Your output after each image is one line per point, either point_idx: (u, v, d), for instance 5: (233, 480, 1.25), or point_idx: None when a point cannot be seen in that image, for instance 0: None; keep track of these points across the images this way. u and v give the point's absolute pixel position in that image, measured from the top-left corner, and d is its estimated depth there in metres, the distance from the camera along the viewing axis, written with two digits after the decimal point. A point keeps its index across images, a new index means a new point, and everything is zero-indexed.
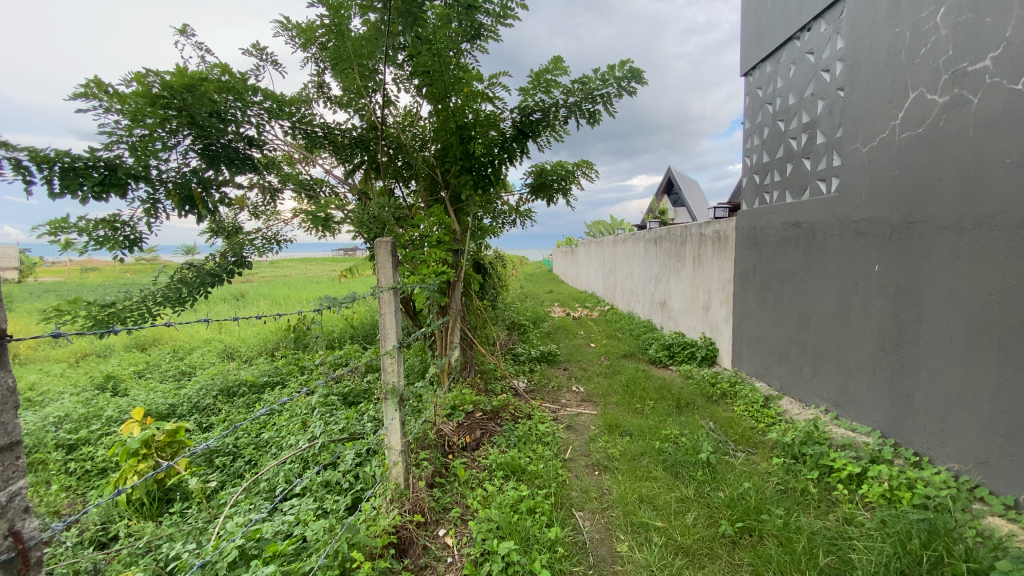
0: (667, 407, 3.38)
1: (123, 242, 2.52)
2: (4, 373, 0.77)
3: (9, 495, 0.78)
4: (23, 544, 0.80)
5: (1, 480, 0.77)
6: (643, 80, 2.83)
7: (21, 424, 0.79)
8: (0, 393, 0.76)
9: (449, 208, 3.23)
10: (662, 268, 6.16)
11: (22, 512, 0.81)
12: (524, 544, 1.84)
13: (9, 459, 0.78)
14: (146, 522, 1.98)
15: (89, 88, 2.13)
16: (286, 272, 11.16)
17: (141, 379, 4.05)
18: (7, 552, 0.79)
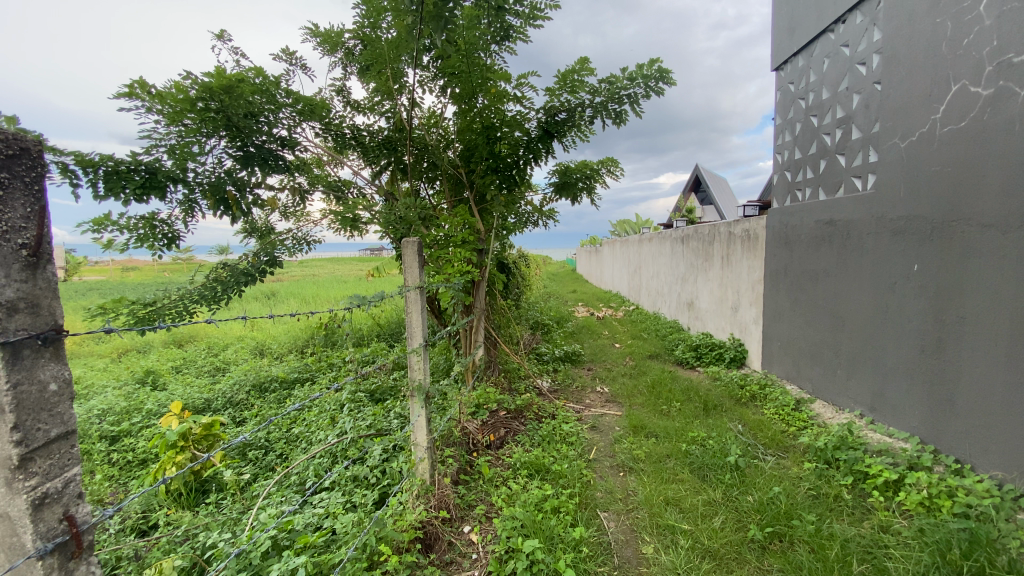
0: (693, 409, 3.32)
1: (162, 240, 2.63)
2: (60, 366, 0.81)
3: (66, 481, 0.82)
4: (77, 527, 0.84)
5: (57, 467, 0.81)
6: (672, 80, 2.78)
7: (77, 414, 0.83)
8: (57, 386, 0.80)
9: (473, 208, 3.27)
10: (689, 268, 6.05)
11: (77, 498, 0.84)
12: (548, 542, 1.84)
13: (67, 448, 0.82)
14: (183, 512, 2.06)
15: (134, 89, 2.21)
16: (315, 272, 11.45)
17: (179, 373, 4.21)
18: (63, 535, 0.82)
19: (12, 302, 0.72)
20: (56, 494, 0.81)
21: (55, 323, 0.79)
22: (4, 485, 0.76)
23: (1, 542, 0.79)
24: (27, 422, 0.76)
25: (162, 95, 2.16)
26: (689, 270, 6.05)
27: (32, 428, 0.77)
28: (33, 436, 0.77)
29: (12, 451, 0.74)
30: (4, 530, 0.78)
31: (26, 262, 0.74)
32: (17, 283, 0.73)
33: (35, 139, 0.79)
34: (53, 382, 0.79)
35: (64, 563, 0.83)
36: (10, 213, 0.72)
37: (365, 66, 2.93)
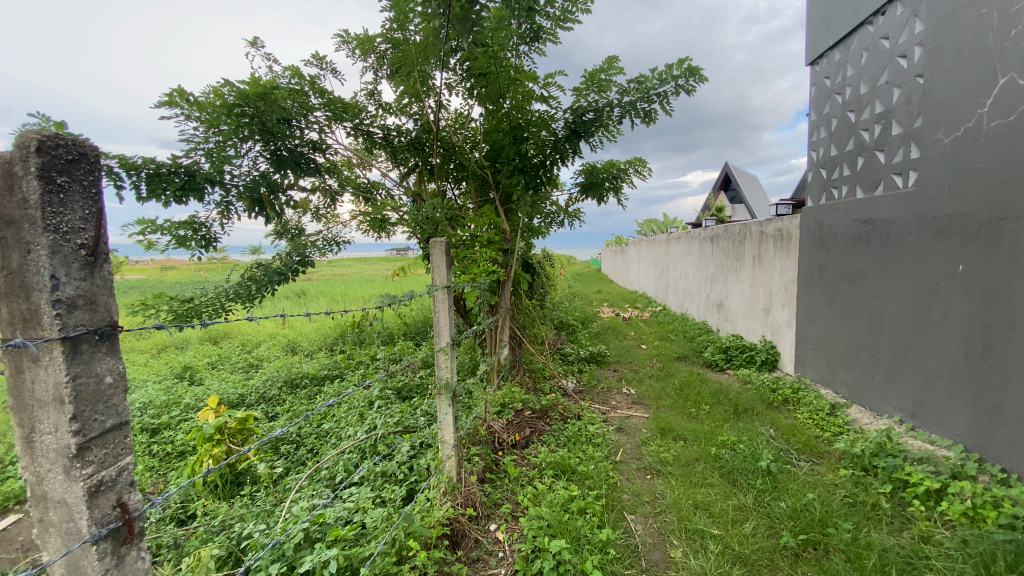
0: (723, 412, 3.26)
1: (200, 241, 2.73)
2: (116, 360, 0.85)
3: (119, 469, 0.86)
4: (129, 514, 0.87)
5: (111, 456, 0.85)
6: (702, 78, 2.72)
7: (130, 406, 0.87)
8: (113, 379, 0.84)
9: (499, 208, 3.28)
10: (719, 268, 5.92)
11: (128, 486, 0.88)
12: (575, 543, 1.84)
13: (121, 438, 0.86)
14: (219, 503, 2.13)
15: (173, 97, 2.30)
16: (344, 271, 11.70)
17: (215, 369, 4.36)
18: (116, 521, 0.86)
19: (72, 299, 0.77)
20: (110, 482, 0.85)
21: (111, 319, 0.83)
22: (63, 472, 0.80)
23: (58, 527, 0.83)
24: (85, 413, 0.80)
25: (201, 102, 2.24)
26: (719, 270, 5.92)
27: (90, 419, 0.81)
28: (90, 427, 0.81)
29: (71, 441, 0.79)
30: (62, 516, 0.82)
31: (87, 260, 0.79)
32: (77, 281, 0.78)
33: (94, 144, 0.83)
34: (109, 374, 0.83)
35: (117, 548, 0.86)
36: (71, 215, 0.75)
37: (394, 70, 2.98)
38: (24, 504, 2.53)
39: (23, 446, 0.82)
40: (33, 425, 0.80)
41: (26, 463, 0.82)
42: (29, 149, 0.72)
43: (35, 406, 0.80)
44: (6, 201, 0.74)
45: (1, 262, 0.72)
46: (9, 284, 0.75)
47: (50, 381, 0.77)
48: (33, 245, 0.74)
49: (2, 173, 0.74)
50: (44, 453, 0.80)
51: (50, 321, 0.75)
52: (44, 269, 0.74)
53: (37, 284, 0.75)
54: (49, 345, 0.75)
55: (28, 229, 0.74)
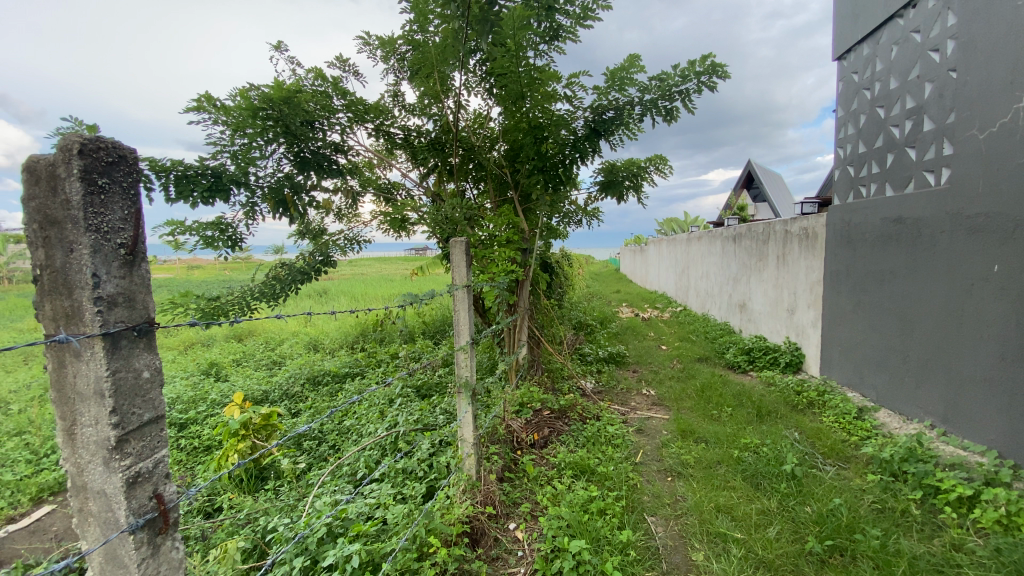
0: (746, 414, 3.20)
1: (227, 241, 2.80)
2: (153, 355, 0.88)
3: (156, 461, 0.89)
4: (165, 505, 0.90)
5: (149, 448, 0.87)
6: (726, 74, 2.68)
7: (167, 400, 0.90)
8: (149, 374, 0.87)
9: (518, 208, 3.28)
10: (742, 268, 5.82)
11: (164, 478, 0.91)
12: (595, 544, 1.83)
13: (157, 432, 0.89)
14: (244, 497, 2.18)
15: (201, 102, 2.36)
16: (364, 271, 11.87)
17: (239, 366, 4.47)
18: (153, 511, 0.89)
19: (112, 296, 0.79)
20: (147, 473, 0.88)
21: (148, 316, 0.85)
22: (103, 463, 0.83)
23: (97, 517, 0.86)
24: (124, 406, 0.83)
25: (227, 105, 2.29)
26: (742, 270, 5.82)
27: (128, 413, 0.83)
28: (128, 420, 0.84)
29: (111, 433, 0.81)
30: (101, 506, 0.85)
31: (126, 259, 0.81)
32: (117, 279, 0.80)
33: (131, 147, 0.85)
34: (147, 369, 0.86)
35: (153, 537, 0.89)
36: (110, 216, 0.78)
37: (415, 71, 3.00)
38: (60, 495, 2.63)
39: (64, 439, 0.85)
40: (73, 418, 0.83)
41: (67, 455, 0.85)
42: (72, 152, 0.75)
43: (76, 399, 0.82)
44: (50, 203, 0.77)
45: (47, 261, 0.75)
46: (54, 282, 0.78)
47: (91, 375, 0.80)
48: (75, 245, 0.77)
49: (47, 176, 0.76)
50: (85, 445, 0.83)
51: (91, 318, 0.78)
52: (86, 268, 0.77)
53: (79, 282, 0.77)
54: (90, 341, 0.78)
55: (71, 229, 0.77)
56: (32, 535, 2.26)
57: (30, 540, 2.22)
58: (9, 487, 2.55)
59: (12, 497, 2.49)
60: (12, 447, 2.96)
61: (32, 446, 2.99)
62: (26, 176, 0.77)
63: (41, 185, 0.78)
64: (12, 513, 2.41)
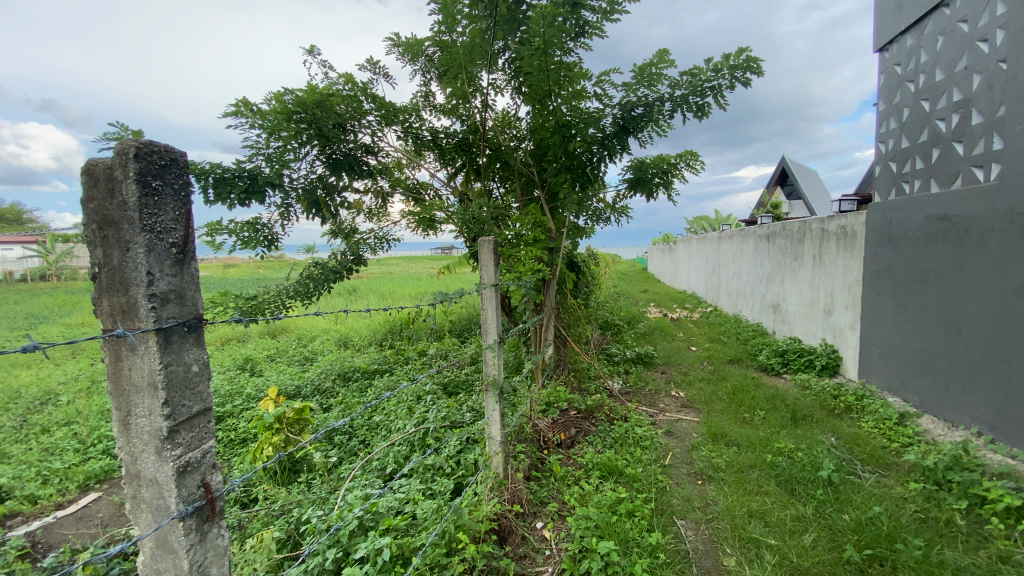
0: (779, 418, 3.11)
1: (263, 241, 2.88)
2: (201, 350, 0.91)
3: (204, 451, 0.92)
4: (211, 493, 0.94)
5: (197, 439, 0.91)
6: (760, 68, 2.61)
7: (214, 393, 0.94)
8: (198, 367, 0.91)
9: (544, 207, 3.27)
10: (776, 267, 5.66)
11: (211, 468, 0.94)
12: (624, 545, 1.82)
13: (204, 423, 0.92)
14: (279, 489, 2.25)
15: (239, 107, 2.44)
16: (392, 270, 12.08)
17: (273, 361, 4.60)
18: (200, 500, 0.92)
19: (165, 293, 0.83)
20: (195, 462, 0.92)
21: (196, 312, 0.89)
22: (155, 452, 0.86)
23: (149, 504, 0.89)
24: (175, 398, 0.86)
25: (263, 109, 2.36)
26: (776, 270, 5.66)
27: (179, 404, 0.87)
28: (179, 411, 0.87)
29: (163, 423, 0.85)
30: (153, 493, 0.88)
31: (177, 258, 0.85)
32: (169, 277, 0.84)
33: (181, 149, 0.89)
34: (196, 363, 0.90)
35: (201, 524, 0.93)
36: (164, 216, 0.81)
37: (443, 72, 3.03)
38: (105, 483, 2.77)
39: (120, 429, 0.89)
40: (128, 409, 0.87)
41: (122, 444, 0.90)
42: (128, 156, 0.79)
43: (130, 391, 0.86)
44: (108, 204, 0.81)
45: (106, 259, 0.79)
46: (111, 280, 0.83)
47: (145, 367, 0.84)
48: (132, 244, 0.80)
49: (104, 178, 0.80)
50: (139, 435, 0.87)
51: (146, 313, 0.81)
52: (142, 266, 0.80)
53: (135, 279, 0.81)
54: (145, 335, 0.82)
55: (128, 230, 0.81)
56: (79, 521, 2.38)
57: (78, 526, 2.34)
58: (58, 475, 2.70)
59: (62, 484, 2.64)
60: (62, 436, 3.13)
61: (80, 436, 3.15)
62: (86, 179, 0.81)
63: (99, 187, 0.82)
64: (61, 499, 2.55)
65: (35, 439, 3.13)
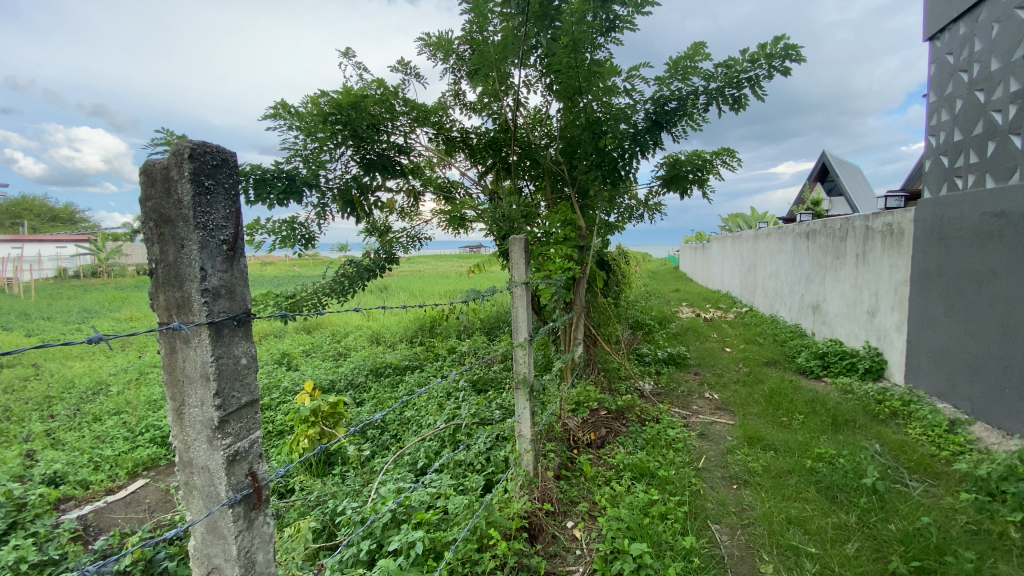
0: (819, 423, 3.01)
1: (300, 240, 2.97)
2: (249, 344, 0.95)
3: (252, 441, 0.96)
4: (258, 482, 0.97)
5: (245, 429, 0.94)
6: (801, 57, 2.53)
7: (260, 386, 0.97)
8: (247, 361, 0.94)
9: (575, 205, 3.24)
10: (816, 267, 5.46)
11: (258, 457, 0.98)
12: (657, 548, 1.79)
13: (251, 414, 0.96)
14: (314, 480, 2.32)
15: (277, 110, 2.52)
16: (422, 268, 12.26)
17: (308, 356, 4.73)
18: (248, 488, 0.96)
19: (217, 288, 0.87)
20: (243, 451, 0.95)
21: (245, 307, 0.92)
22: (207, 441, 0.90)
23: (201, 490, 0.94)
24: (225, 389, 0.90)
25: (300, 112, 2.43)
26: (816, 269, 5.46)
27: (229, 395, 0.90)
28: (229, 402, 0.91)
29: (214, 413, 0.89)
30: (205, 480, 0.93)
31: (227, 254, 0.88)
32: (220, 272, 0.88)
33: (233, 150, 0.93)
34: (245, 356, 0.93)
35: (248, 511, 0.96)
36: (216, 214, 0.85)
37: (474, 70, 3.05)
38: (152, 470, 2.91)
39: (175, 417, 0.94)
40: (182, 399, 0.91)
41: (176, 432, 0.94)
42: (183, 156, 0.82)
43: (184, 382, 0.90)
44: (165, 202, 0.85)
45: (163, 256, 0.83)
46: (167, 275, 0.87)
47: (198, 360, 0.87)
48: (186, 241, 0.84)
49: (161, 178, 0.84)
50: (192, 423, 0.91)
51: (199, 307, 0.85)
52: (195, 262, 0.84)
53: (189, 274, 0.85)
54: (198, 329, 0.85)
55: (183, 227, 0.84)
56: (128, 505, 2.51)
57: (127, 510, 2.47)
58: (109, 461, 2.86)
59: (112, 470, 2.79)
60: (112, 425, 3.30)
61: (129, 425, 3.32)
62: (146, 180, 0.85)
63: (156, 186, 0.86)
64: (112, 485, 2.69)
65: (89, 427, 3.32)
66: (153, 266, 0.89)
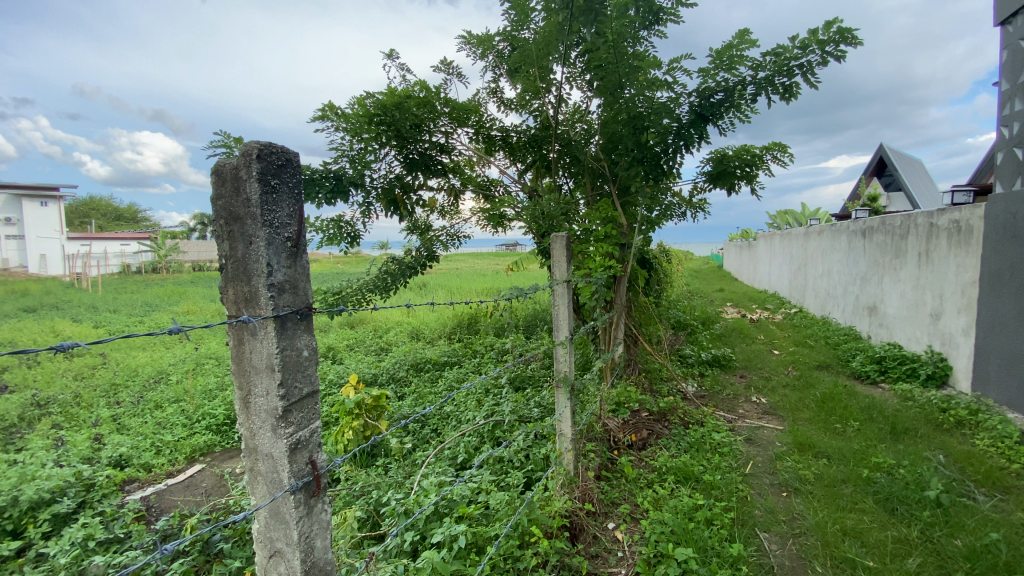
0: (877, 431, 2.85)
1: (346, 238, 3.07)
2: (309, 337, 0.98)
3: (312, 431, 0.99)
4: (317, 471, 1.01)
5: (306, 419, 0.98)
6: (857, 41, 2.39)
7: (320, 377, 1.01)
8: (307, 353, 0.97)
9: (616, 202, 3.19)
10: (873, 266, 5.18)
11: (317, 446, 1.02)
12: (702, 554, 1.75)
13: (312, 404, 1.00)
14: (359, 471, 2.39)
15: (325, 112, 2.60)
16: (459, 266, 12.42)
17: (352, 350, 4.88)
18: (308, 476, 0.99)
19: (281, 283, 0.91)
20: (304, 440, 0.99)
21: (307, 301, 0.96)
22: (271, 429, 0.94)
23: (265, 476, 0.98)
24: (289, 380, 0.93)
25: (347, 113, 2.50)
26: (873, 268, 5.18)
27: (292, 386, 0.94)
28: (292, 392, 0.95)
29: (279, 403, 0.92)
30: (269, 467, 0.97)
31: (291, 251, 0.92)
32: (285, 268, 0.91)
33: (295, 150, 0.96)
34: (306, 348, 0.97)
35: (308, 498, 1.00)
36: (281, 212, 0.89)
37: (514, 67, 3.06)
38: (208, 456, 3.08)
39: (241, 406, 0.98)
40: (249, 388, 0.95)
41: (243, 420, 0.99)
42: (252, 157, 0.86)
43: (251, 372, 0.95)
44: (234, 201, 0.89)
45: (232, 252, 0.87)
46: (236, 270, 0.91)
47: (264, 351, 0.91)
48: (254, 238, 0.88)
49: (231, 177, 0.88)
50: (257, 412, 0.95)
51: (266, 301, 0.89)
52: (262, 258, 0.88)
53: (256, 270, 0.89)
54: (265, 321, 0.89)
55: (251, 225, 0.88)
56: (187, 489, 2.67)
57: (186, 493, 2.62)
58: (169, 446, 3.04)
59: (172, 454, 2.97)
60: (172, 412, 3.51)
61: (187, 412, 3.52)
62: (217, 179, 0.90)
63: (226, 186, 0.91)
64: (172, 468, 2.86)
65: (151, 414, 3.54)
66: (223, 262, 0.93)
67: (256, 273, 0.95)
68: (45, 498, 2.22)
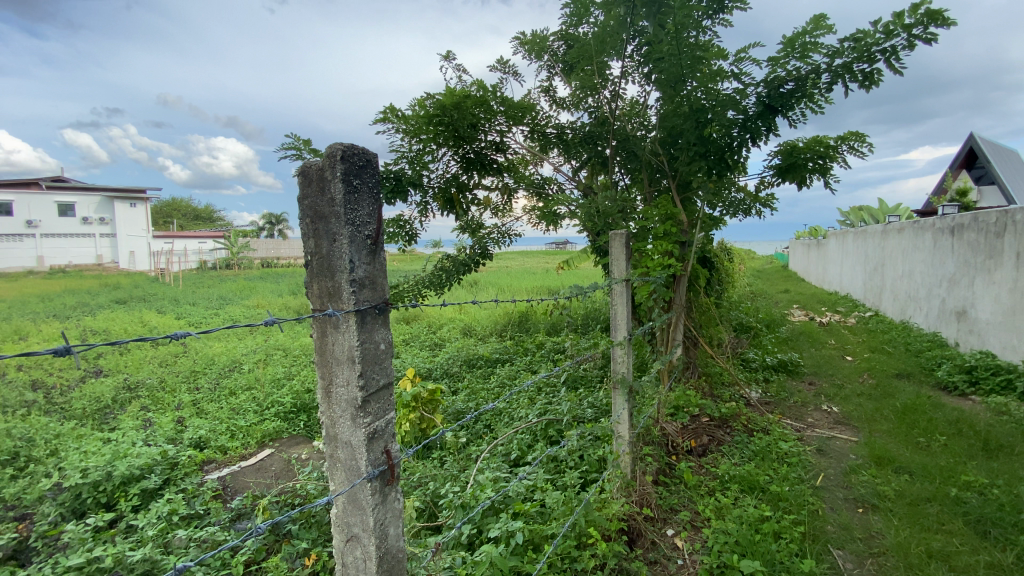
0: (966, 447, 2.61)
1: (404, 236, 3.16)
2: (385, 331, 1.02)
3: (388, 421, 1.03)
4: (392, 460, 1.05)
5: (383, 409, 1.02)
6: (951, 21, 2.19)
7: (394, 369, 1.05)
8: (384, 347, 1.02)
9: (676, 199, 3.10)
10: (962, 266, 4.75)
11: (391, 436, 1.06)
12: (769, 567, 1.68)
13: (388, 396, 1.04)
14: (416, 462, 2.46)
15: (387, 114, 2.68)
16: (509, 263, 12.52)
17: (408, 345, 5.04)
18: (383, 464, 1.04)
19: (362, 278, 0.96)
20: (380, 430, 1.03)
21: (384, 296, 1.01)
22: (351, 418, 0.98)
23: (344, 463, 1.03)
24: (367, 371, 0.98)
25: (408, 115, 2.57)
26: (962, 268, 4.76)
27: (370, 376, 0.98)
28: (370, 383, 0.99)
29: (358, 393, 0.97)
30: (348, 454, 1.01)
31: (370, 248, 0.97)
32: (365, 264, 0.96)
33: (373, 150, 1.00)
34: (383, 342, 1.01)
35: (382, 487, 1.04)
36: (362, 211, 0.93)
37: (570, 65, 3.05)
38: (276, 441, 3.27)
39: (323, 395, 1.03)
40: (330, 378, 1.00)
41: (324, 409, 1.04)
42: (337, 158, 0.90)
43: (333, 363, 0.99)
44: (319, 201, 0.93)
45: (318, 249, 0.92)
46: (320, 266, 0.96)
47: (345, 343, 0.96)
48: (338, 235, 0.92)
49: (317, 178, 0.93)
50: (338, 402, 1.00)
51: (348, 296, 0.94)
52: (345, 255, 0.93)
53: (340, 266, 0.94)
54: (347, 315, 0.94)
55: (336, 223, 0.93)
56: (258, 471, 2.85)
57: (257, 475, 2.80)
58: (242, 431, 3.26)
59: (245, 439, 3.18)
60: (244, 399, 3.76)
61: (257, 400, 3.75)
62: (303, 179, 0.94)
63: (311, 186, 0.95)
64: (245, 452, 3.07)
65: (226, 400, 3.81)
66: (308, 258, 0.99)
67: (337, 269, 1.00)
68: (136, 474, 2.44)
